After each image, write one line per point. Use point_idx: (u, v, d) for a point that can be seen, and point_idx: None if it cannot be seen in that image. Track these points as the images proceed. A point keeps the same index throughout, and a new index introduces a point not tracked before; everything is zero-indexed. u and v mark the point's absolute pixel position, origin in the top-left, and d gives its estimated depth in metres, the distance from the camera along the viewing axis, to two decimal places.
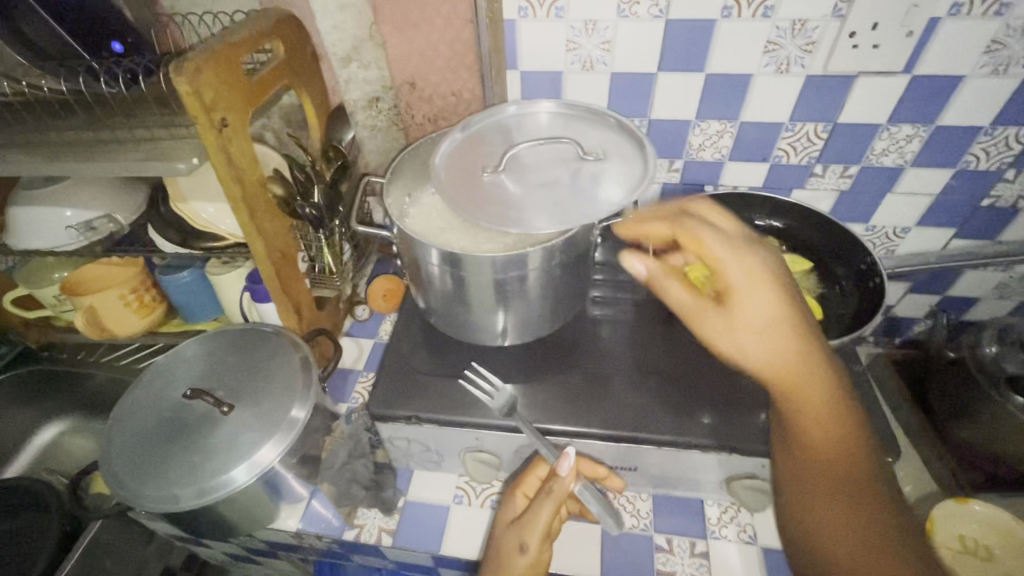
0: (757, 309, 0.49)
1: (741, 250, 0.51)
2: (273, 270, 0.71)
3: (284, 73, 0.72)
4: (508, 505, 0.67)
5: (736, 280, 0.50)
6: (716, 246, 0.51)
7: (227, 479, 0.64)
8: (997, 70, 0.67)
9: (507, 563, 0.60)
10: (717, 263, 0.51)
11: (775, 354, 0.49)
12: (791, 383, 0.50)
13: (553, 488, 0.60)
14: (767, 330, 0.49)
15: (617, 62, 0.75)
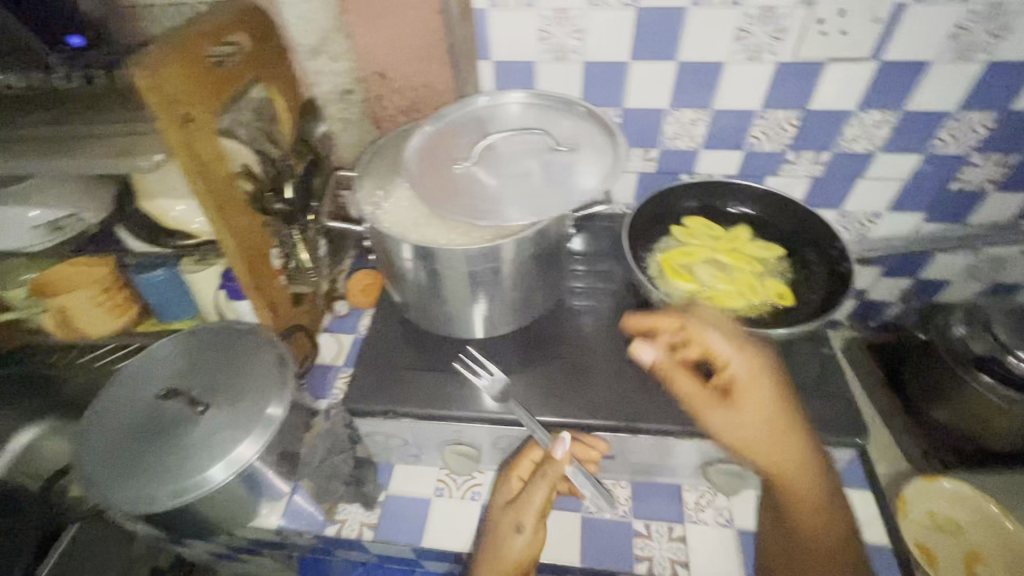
0: (758, 401, 0.56)
1: (743, 347, 0.58)
2: (246, 267, 0.70)
3: (251, 65, 0.71)
4: (501, 487, 0.66)
5: (739, 374, 0.57)
6: (720, 341, 0.59)
7: (205, 479, 0.63)
8: (962, 55, 0.68)
9: (505, 545, 0.59)
10: (723, 358, 0.58)
11: (774, 441, 0.55)
12: (788, 471, 0.55)
13: (548, 472, 0.61)
14: (768, 426, 0.55)
15: (589, 51, 0.74)
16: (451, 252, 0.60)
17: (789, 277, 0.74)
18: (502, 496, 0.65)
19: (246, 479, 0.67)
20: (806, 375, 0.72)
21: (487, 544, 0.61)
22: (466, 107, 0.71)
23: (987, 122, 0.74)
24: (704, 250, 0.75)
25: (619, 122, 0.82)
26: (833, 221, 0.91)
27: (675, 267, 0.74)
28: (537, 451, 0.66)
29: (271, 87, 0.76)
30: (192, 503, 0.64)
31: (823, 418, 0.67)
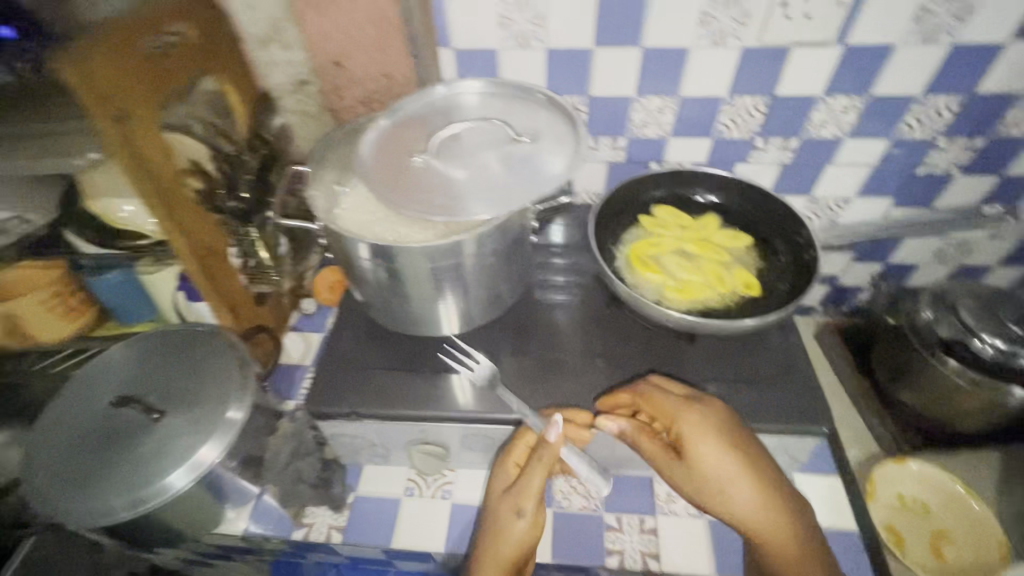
0: (710, 454, 0.60)
1: (689, 406, 0.63)
2: (200, 267, 0.68)
3: (197, 56, 0.68)
4: (498, 471, 0.64)
5: (688, 435, 0.61)
6: (668, 403, 0.64)
7: (165, 486, 0.61)
8: (927, 38, 0.68)
9: (506, 528, 0.59)
10: (671, 420, 0.63)
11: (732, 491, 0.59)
12: (753, 518, 0.59)
13: (544, 455, 0.60)
14: (732, 482, 0.60)
15: (552, 37, 0.72)
16: (409, 249, 0.59)
17: (757, 266, 0.73)
18: (499, 481, 0.64)
19: (210, 484, 0.65)
20: (773, 365, 0.72)
21: (489, 527, 0.61)
22: (423, 99, 0.68)
23: (952, 106, 0.74)
24: (672, 241, 0.74)
25: (585, 110, 0.80)
26: (804, 207, 0.91)
27: (642, 258, 0.73)
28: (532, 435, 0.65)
29: (221, 79, 0.73)
30: (154, 511, 0.62)
31: (788, 406, 0.68)
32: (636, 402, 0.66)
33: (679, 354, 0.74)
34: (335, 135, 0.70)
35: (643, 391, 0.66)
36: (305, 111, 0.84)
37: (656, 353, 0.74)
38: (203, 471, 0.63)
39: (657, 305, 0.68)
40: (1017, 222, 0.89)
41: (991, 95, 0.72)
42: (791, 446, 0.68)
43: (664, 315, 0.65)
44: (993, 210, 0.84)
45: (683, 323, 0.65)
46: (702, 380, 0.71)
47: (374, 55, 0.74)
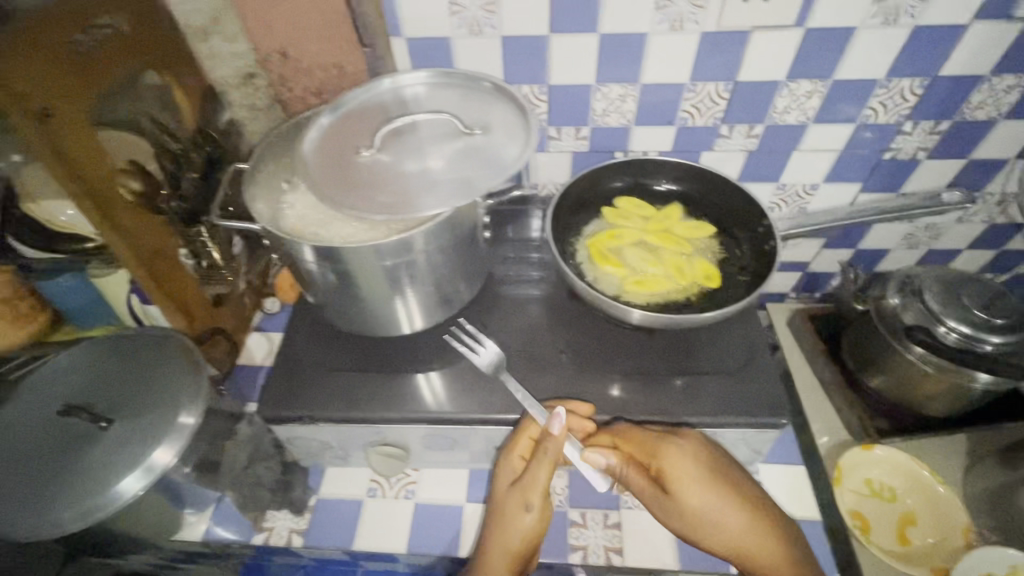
0: (689, 488, 0.61)
1: (669, 441, 0.62)
2: (145, 271, 0.66)
3: (130, 49, 0.64)
4: (504, 464, 0.63)
5: (671, 473, 0.60)
6: (648, 440, 0.62)
7: (116, 493, 0.59)
8: (887, 20, 0.66)
9: (515, 521, 0.59)
10: (652, 459, 0.62)
11: (714, 520, 0.61)
12: (738, 542, 0.60)
13: (547, 449, 0.58)
14: (707, 510, 0.61)
15: (505, 23, 0.69)
16: (354, 249, 0.57)
17: (716, 258, 0.72)
18: (505, 474, 0.63)
19: (163, 487, 0.63)
20: (735, 356, 0.71)
21: (496, 521, 0.61)
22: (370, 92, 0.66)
23: (917, 88, 0.73)
24: (632, 233, 0.73)
25: (545, 99, 0.78)
26: (772, 194, 0.89)
27: (601, 251, 0.71)
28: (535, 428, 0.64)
29: (161, 74, 0.70)
30: (106, 519, 0.60)
31: (748, 398, 0.67)
32: (614, 439, 0.64)
33: (642, 348, 0.73)
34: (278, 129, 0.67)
35: (620, 429, 0.64)
36: (255, 104, 0.81)
37: (619, 348, 0.73)
38: (158, 474, 0.61)
39: (615, 299, 0.67)
40: (985, 205, 0.88)
41: (954, 77, 0.71)
42: (753, 438, 0.68)
43: (620, 311, 0.64)
44: (955, 195, 0.83)
45: (640, 318, 0.63)
46: (668, 373, 0.70)
47: (322, 44, 0.71)
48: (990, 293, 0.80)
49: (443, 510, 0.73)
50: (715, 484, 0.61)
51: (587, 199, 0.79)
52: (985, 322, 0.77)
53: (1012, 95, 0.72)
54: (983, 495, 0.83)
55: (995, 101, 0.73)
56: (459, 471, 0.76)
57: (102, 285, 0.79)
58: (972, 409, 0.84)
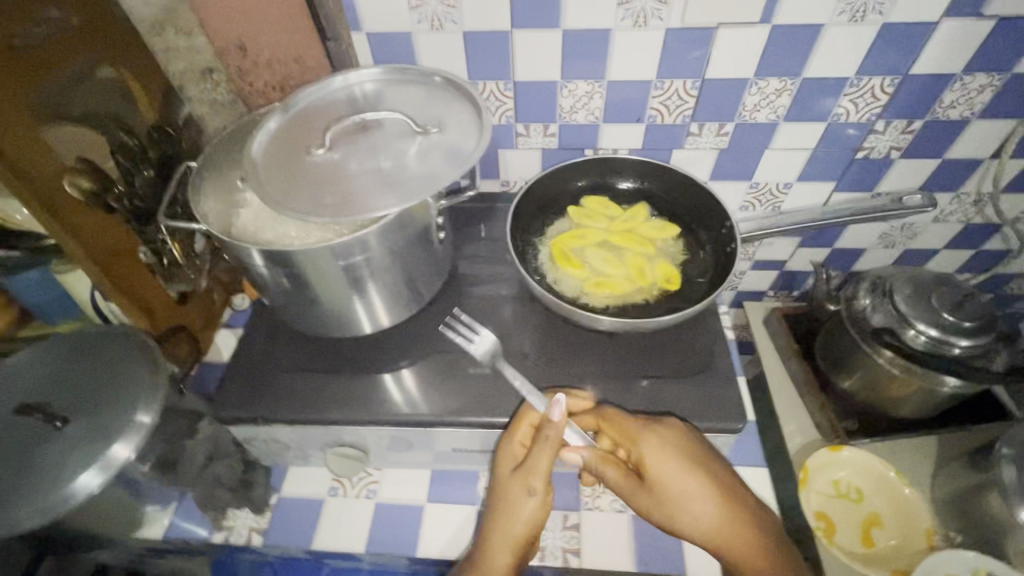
0: (673, 479, 0.58)
1: (653, 428, 0.60)
2: (99, 270, 0.65)
3: (79, 43, 0.63)
4: (504, 451, 0.61)
5: (651, 462, 0.59)
6: (631, 427, 0.61)
7: (71, 491, 0.59)
8: (855, 18, 0.64)
9: (517, 507, 0.58)
10: (634, 447, 0.60)
11: (703, 516, 0.57)
12: (726, 541, 0.57)
13: (550, 435, 0.57)
14: (690, 500, 0.58)
15: (465, 18, 0.68)
16: (303, 251, 0.56)
17: (679, 261, 0.74)
18: (506, 462, 0.61)
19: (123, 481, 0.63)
20: (697, 359, 0.70)
21: (496, 510, 0.59)
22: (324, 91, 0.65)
23: (887, 87, 0.71)
24: (596, 233, 0.73)
25: (511, 95, 0.76)
26: (745, 193, 0.88)
27: (564, 252, 0.71)
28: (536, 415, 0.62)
29: (116, 66, 0.68)
30: (64, 516, 0.60)
31: (707, 403, 0.66)
32: (599, 424, 0.64)
33: (601, 351, 0.72)
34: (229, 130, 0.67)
35: (604, 412, 0.64)
36: (217, 99, 0.80)
37: (580, 350, 0.72)
38: (116, 470, 0.61)
39: (576, 301, 0.68)
40: (960, 205, 0.87)
41: (925, 76, 0.69)
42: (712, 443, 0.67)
43: (589, 318, 0.64)
44: (916, 199, 0.79)
45: (607, 326, 0.64)
46: (636, 374, 0.69)
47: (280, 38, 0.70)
48: (959, 295, 0.79)
49: (403, 510, 0.74)
50: (700, 476, 0.58)
51: (555, 197, 0.82)
52: (954, 325, 0.76)
53: (984, 95, 0.71)
54: (949, 496, 0.83)
55: (968, 101, 0.72)
56: (422, 471, 0.77)
57: (68, 281, 0.78)
58: (940, 409, 0.84)
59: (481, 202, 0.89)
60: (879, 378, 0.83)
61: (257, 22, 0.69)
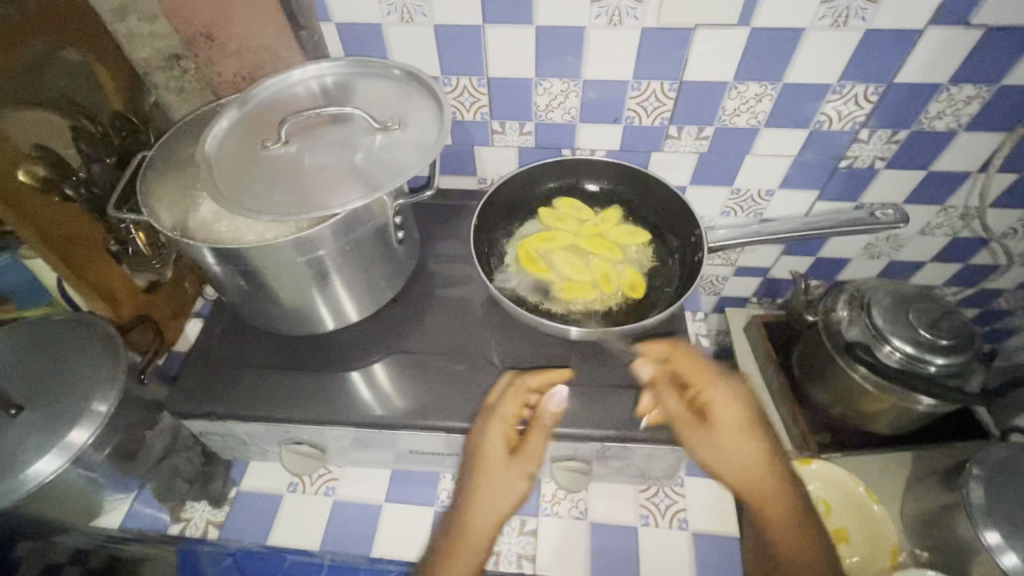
0: (733, 420, 0.64)
1: (727, 380, 0.66)
2: (59, 259, 0.65)
3: (34, 25, 0.61)
4: (492, 432, 0.60)
5: (716, 402, 0.64)
6: (707, 369, 0.65)
7: (26, 478, 0.58)
8: (837, 23, 0.62)
9: (508, 490, 0.58)
10: (704, 386, 0.65)
11: (747, 462, 0.63)
12: (759, 485, 0.62)
13: (545, 423, 0.61)
14: (737, 446, 0.63)
15: (435, 12, 0.66)
16: (251, 249, 0.55)
17: (646, 267, 0.74)
18: (493, 444, 0.59)
19: (82, 466, 0.63)
20: None
21: (479, 486, 0.58)
22: (282, 87, 0.65)
23: (871, 95, 0.69)
24: (565, 236, 0.74)
25: (485, 91, 0.74)
26: (726, 199, 0.86)
27: (530, 255, 0.73)
28: (514, 405, 0.61)
29: (79, 50, 0.67)
30: (20, 502, 0.60)
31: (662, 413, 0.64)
32: (670, 355, 0.65)
33: (561, 358, 0.70)
34: (184, 121, 0.66)
35: (681, 346, 0.66)
36: (184, 87, 0.78)
37: (545, 355, 0.71)
38: (73, 458, 0.61)
39: (537, 306, 0.69)
40: (947, 218, 0.84)
41: (911, 85, 0.67)
42: (668, 457, 0.65)
43: (554, 327, 0.64)
44: (889, 214, 0.77)
45: (576, 335, 0.63)
46: (602, 380, 0.68)
47: (247, 27, 0.69)
48: (939, 311, 0.78)
49: (362, 508, 0.74)
50: (751, 424, 0.65)
51: (526, 198, 0.81)
52: (931, 342, 0.74)
53: (971, 106, 0.69)
54: (918, 515, 0.81)
55: (954, 112, 0.69)
56: (383, 470, 0.77)
57: (37, 266, 0.77)
58: (913, 425, 0.83)
59: (455, 199, 0.87)
60: (852, 392, 0.82)
61: (222, 10, 0.67)
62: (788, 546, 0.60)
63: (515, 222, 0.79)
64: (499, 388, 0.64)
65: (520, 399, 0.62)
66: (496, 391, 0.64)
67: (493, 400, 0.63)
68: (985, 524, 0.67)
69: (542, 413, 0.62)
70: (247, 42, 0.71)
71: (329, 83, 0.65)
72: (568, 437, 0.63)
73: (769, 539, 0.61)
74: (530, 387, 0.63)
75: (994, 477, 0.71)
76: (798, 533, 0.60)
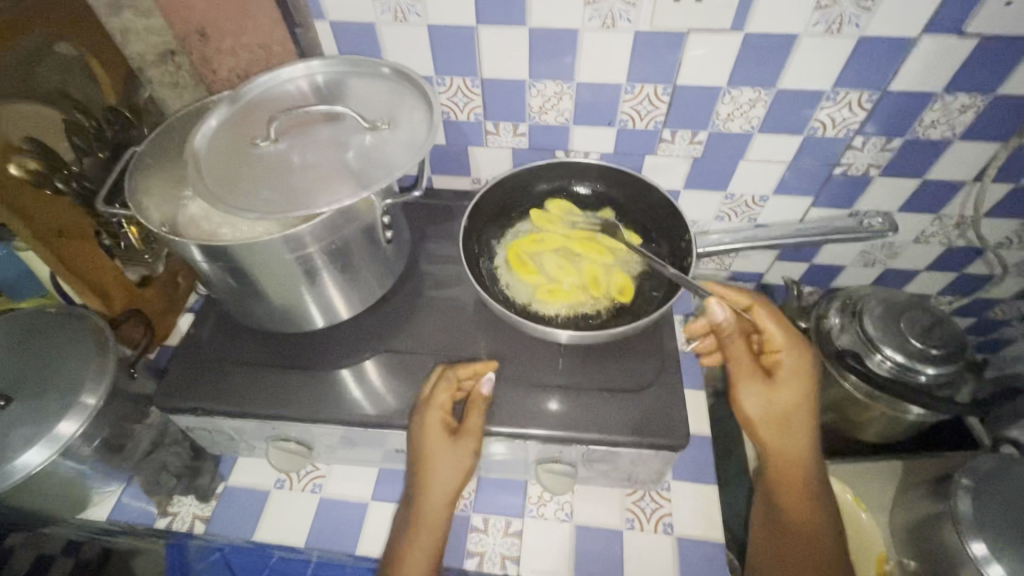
0: (796, 388, 0.63)
1: (805, 349, 0.65)
2: (49, 251, 0.65)
3: (27, 18, 0.61)
4: (428, 420, 0.60)
5: (786, 364, 0.64)
6: (789, 332, 0.65)
7: (14, 468, 0.59)
8: (831, 29, 0.62)
9: (456, 468, 0.59)
10: (777, 346, 0.65)
11: (789, 428, 0.63)
12: (787, 451, 0.63)
13: (479, 403, 0.62)
14: (786, 411, 0.63)
15: (429, 11, 0.66)
16: (238, 246, 0.55)
17: (636, 270, 0.74)
18: (431, 430, 0.60)
19: (69, 459, 0.63)
20: (649, 369, 0.68)
21: (426, 469, 0.59)
22: (274, 85, 0.65)
23: (865, 102, 0.68)
24: (555, 238, 0.75)
25: (479, 92, 0.74)
26: (719, 204, 0.85)
27: (520, 257, 0.74)
28: (446, 394, 0.62)
29: (73, 43, 0.67)
30: (6, 493, 0.60)
31: (647, 418, 0.64)
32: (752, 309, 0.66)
33: (549, 360, 0.70)
34: (177, 117, 0.66)
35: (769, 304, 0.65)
36: (179, 82, 0.79)
37: (532, 358, 0.71)
38: (60, 449, 0.61)
39: (526, 308, 0.70)
40: (941, 227, 0.84)
41: (905, 93, 0.67)
42: (653, 461, 0.65)
43: (544, 331, 0.64)
44: (878, 222, 0.82)
45: (565, 338, 0.63)
46: (590, 383, 0.67)
47: (241, 24, 0.69)
48: (931, 320, 0.77)
49: (349, 505, 0.75)
50: (808, 399, 0.63)
51: (518, 199, 0.81)
52: (921, 352, 0.74)
53: (966, 116, 0.68)
54: (906, 523, 0.81)
55: (949, 120, 0.69)
56: (371, 468, 0.77)
57: (29, 259, 0.77)
58: (903, 433, 0.83)
59: (448, 200, 0.87)
60: (842, 399, 0.82)
61: (217, 8, 0.68)
62: (793, 507, 0.62)
63: (507, 224, 0.79)
64: (432, 381, 0.65)
65: (450, 389, 0.63)
66: (428, 383, 0.65)
67: (426, 393, 0.63)
68: (972, 535, 0.67)
69: (474, 401, 0.63)
70: (241, 39, 0.71)
71: (321, 81, 0.65)
72: (553, 439, 0.63)
73: (775, 495, 0.64)
74: (456, 377, 0.64)
75: (984, 488, 0.71)
76: (806, 499, 0.63)
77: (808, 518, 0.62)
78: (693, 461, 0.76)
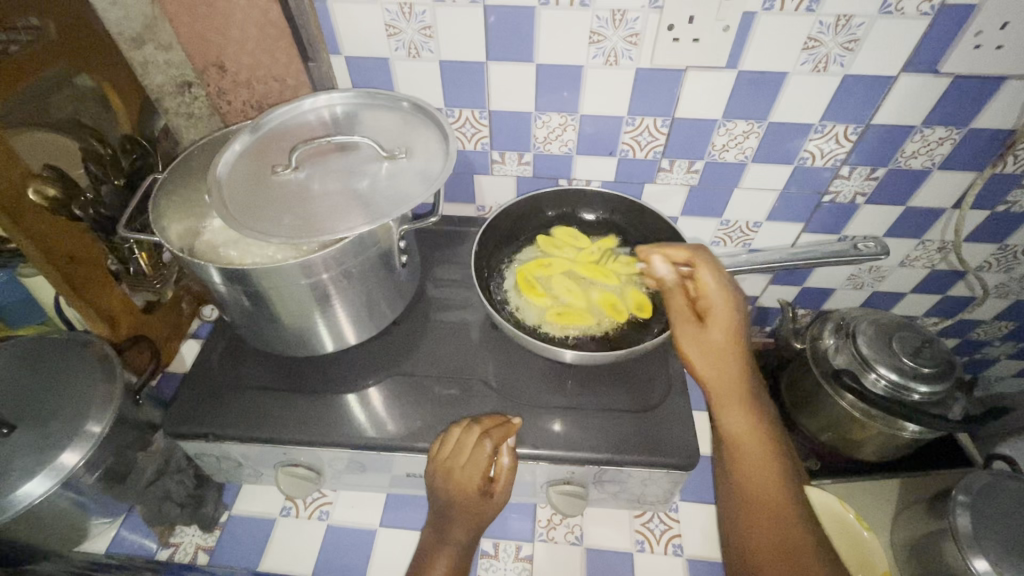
0: (726, 340, 0.62)
1: (731, 301, 0.62)
2: (61, 276, 0.66)
3: (50, 52, 0.63)
4: (460, 481, 0.61)
5: (715, 316, 0.62)
6: (721, 282, 0.62)
7: (18, 497, 0.58)
8: (818, 68, 0.66)
9: (485, 519, 0.62)
10: (707, 297, 0.62)
11: (724, 383, 0.62)
12: (735, 420, 0.61)
13: (507, 466, 0.62)
14: (719, 362, 0.62)
15: (441, 48, 0.69)
16: (256, 270, 0.56)
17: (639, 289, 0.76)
18: (464, 493, 0.61)
19: (70, 490, 0.62)
20: (658, 392, 0.70)
21: (456, 520, 0.62)
22: (293, 116, 0.67)
23: (850, 135, 0.73)
24: (561, 262, 0.77)
25: (487, 123, 0.78)
26: (716, 230, 0.89)
27: (528, 280, 0.76)
28: (479, 465, 0.60)
29: (94, 76, 0.69)
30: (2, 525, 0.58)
31: (654, 438, 0.65)
32: (694, 262, 0.63)
33: (557, 381, 0.71)
34: (198, 144, 0.68)
35: (708, 257, 0.63)
36: (193, 113, 0.81)
37: (538, 379, 0.72)
38: (64, 477, 0.60)
39: (535, 330, 0.72)
40: (925, 251, 0.88)
41: (887, 125, 0.71)
42: (663, 481, 0.65)
43: (550, 351, 0.65)
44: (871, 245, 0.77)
45: (570, 358, 0.65)
46: (603, 406, 0.68)
47: (257, 58, 0.72)
48: (921, 340, 0.80)
49: (356, 533, 0.74)
50: (738, 350, 0.62)
51: (521, 227, 0.84)
52: (914, 370, 0.77)
53: (943, 147, 0.73)
54: (910, 542, 0.82)
55: (928, 151, 0.74)
56: (379, 494, 0.76)
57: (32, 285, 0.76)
58: (898, 450, 0.85)
59: (454, 226, 0.90)
60: (840, 418, 0.84)
61: (235, 43, 0.70)
62: (755, 477, 0.60)
63: (513, 250, 0.82)
64: (464, 441, 0.62)
65: (486, 457, 0.60)
66: (454, 444, 0.62)
67: (458, 462, 0.61)
68: (973, 551, 0.68)
69: (508, 464, 0.62)
70: (255, 72, 0.73)
71: (339, 113, 0.67)
72: (562, 460, 0.64)
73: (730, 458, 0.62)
74: (493, 446, 0.61)
75: (979, 504, 0.72)
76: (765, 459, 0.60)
77: (777, 496, 0.58)
78: (699, 483, 0.77)
